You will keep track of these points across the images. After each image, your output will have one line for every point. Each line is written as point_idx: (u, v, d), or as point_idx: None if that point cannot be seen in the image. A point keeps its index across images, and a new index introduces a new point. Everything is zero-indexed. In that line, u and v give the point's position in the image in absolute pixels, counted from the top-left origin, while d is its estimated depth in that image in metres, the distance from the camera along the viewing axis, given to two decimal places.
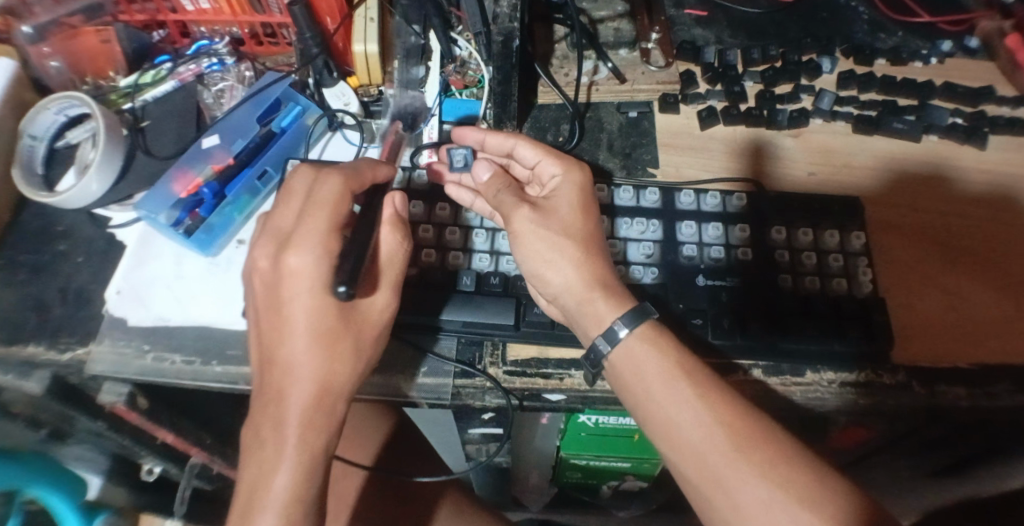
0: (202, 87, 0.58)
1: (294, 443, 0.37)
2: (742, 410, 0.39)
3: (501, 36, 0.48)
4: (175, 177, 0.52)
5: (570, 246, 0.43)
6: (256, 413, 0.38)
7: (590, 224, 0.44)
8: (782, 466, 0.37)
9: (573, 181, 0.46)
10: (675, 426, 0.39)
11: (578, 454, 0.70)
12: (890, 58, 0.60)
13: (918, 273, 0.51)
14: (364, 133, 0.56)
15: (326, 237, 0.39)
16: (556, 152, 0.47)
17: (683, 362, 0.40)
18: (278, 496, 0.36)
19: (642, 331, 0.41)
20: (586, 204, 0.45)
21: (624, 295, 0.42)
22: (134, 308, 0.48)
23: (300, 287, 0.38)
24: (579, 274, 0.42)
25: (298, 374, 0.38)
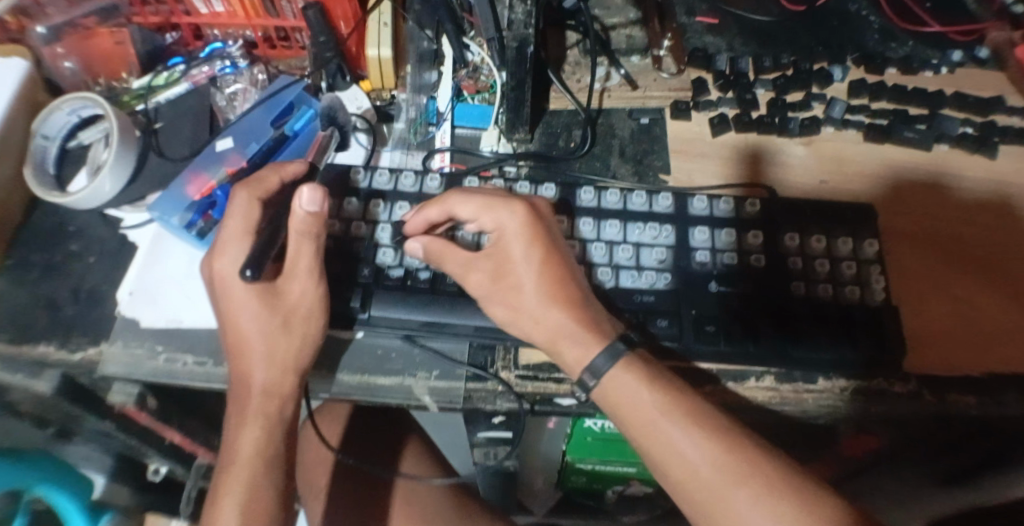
0: (215, 89, 0.58)
1: (256, 408, 0.43)
2: (738, 438, 0.38)
3: (515, 42, 0.48)
4: (188, 180, 0.52)
5: (538, 308, 0.42)
6: (236, 387, 0.44)
7: (553, 270, 0.42)
8: (783, 493, 0.36)
9: (516, 230, 0.43)
10: (675, 457, 0.38)
11: (585, 458, 0.70)
12: (901, 66, 0.61)
13: (929, 281, 0.51)
14: (375, 137, 0.56)
15: (237, 237, 0.44)
16: (483, 201, 0.44)
17: (672, 393, 0.39)
18: (245, 454, 0.43)
19: (628, 363, 0.40)
20: (545, 247, 0.43)
21: (608, 329, 0.42)
22: (145, 309, 0.48)
23: (229, 285, 0.43)
24: (556, 326, 0.42)
25: (259, 351, 0.43)
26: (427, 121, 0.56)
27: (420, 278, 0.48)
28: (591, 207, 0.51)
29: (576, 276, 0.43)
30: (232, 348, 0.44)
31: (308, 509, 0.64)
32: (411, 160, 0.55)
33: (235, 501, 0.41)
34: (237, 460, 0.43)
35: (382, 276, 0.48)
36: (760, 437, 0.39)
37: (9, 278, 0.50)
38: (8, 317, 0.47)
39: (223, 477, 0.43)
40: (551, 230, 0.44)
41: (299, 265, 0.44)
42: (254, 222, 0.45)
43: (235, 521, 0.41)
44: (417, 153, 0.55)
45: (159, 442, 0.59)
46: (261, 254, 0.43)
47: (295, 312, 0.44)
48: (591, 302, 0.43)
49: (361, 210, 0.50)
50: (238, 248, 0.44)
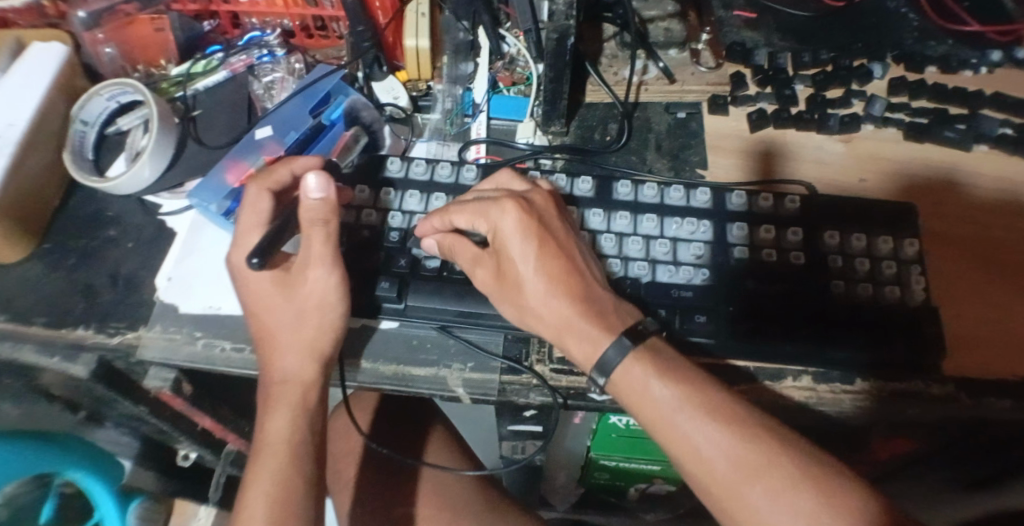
0: (253, 78, 0.58)
1: (283, 396, 0.44)
2: (757, 433, 0.36)
3: (555, 34, 0.48)
4: (228, 168, 0.52)
5: (541, 304, 0.41)
6: (264, 373, 0.45)
7: (553, 265, 0.41)
8: (804, 488, 0.34)
9: (508, 226, 0.42)
10: (691, 451, 0.36)
11: (608, 455, 0.70)
12: (941, 66, 0.60)
13: (966, 283, 0.50)
14: (412, 127, 0.57)
15: (247, 230, 0.45)
16: (475, 205, 0.43)
17: (688, 385, 0.37)
18: (276, 438, 0.44)
19: (641, 354, 0.39)
20: (540, 240, 0.41)
21: (614, 317, 0.40)
22: (183, 295, 0.49)
23: (253, 276, 0.45)
24: (561, 321, 0.40)
25: (286, 339, 0.44)
26: (463, 112, 0.57)
27: (457, 269, 0.48)
28: (627, 200, 0.50)
29: (579, 268, 0.42)
30: (260, 339, 0.45)
31: (334, 497, 0.64)
32: (448, 151, 0.55)
33: (264, 484, 0.42)
34: (266, 446, 0.43)
35: (418, 267, 0.48)
36: (784, 433, 0.37)
37: (48, 262, 0.50)
38: (47, 301, 0.48)
39: (253, 463, 0.43)
40: (547, 223, 0.43)
41: (310, 254, 0.44)
42: (264, 214, 0.45)
43: (262, 508, 0.41)
44: (452, 144, 0.56)
45: (192, 428, 0.59)
46: (269, 243, 0.44)
47: (311, 301, 0.44)
48: (596, 292, 0.41)
49: (398, 201, 0.50)
50: (252, 241, 0.45)
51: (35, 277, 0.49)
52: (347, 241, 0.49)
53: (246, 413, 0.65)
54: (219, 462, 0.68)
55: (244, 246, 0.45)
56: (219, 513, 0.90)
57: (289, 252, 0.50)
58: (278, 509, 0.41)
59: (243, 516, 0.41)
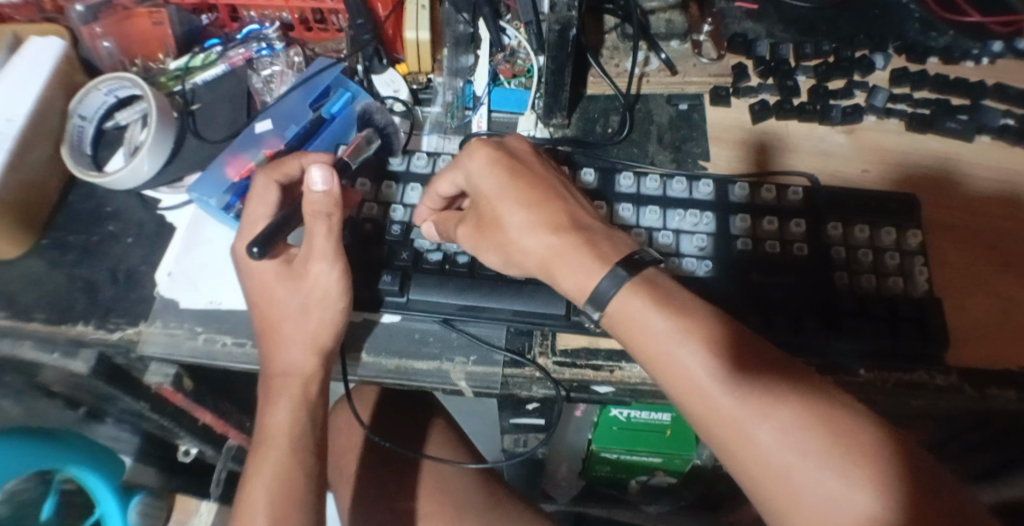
0: (252, 71, 0.58)
1: (287, 390, 0.44)
2: (765, 368, 0.36)
3: (558, 25, 0.47)
4: (228, 161, 0.52)
5: (525, 238, 0.40)
6: (266, 366, 0.45)
7: (532, 197, 0.41)
8: (813, 416, 0.34)
9: (482, 166, 0.42)
10: (694, 383, 0.36)
11: (610, 448, 0.70)
12: (942, 57, 0.60)
13: (971, 274, 0.50)
14: (412, 121, 0.56)
15: (253, 220, 0.45)
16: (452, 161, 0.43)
17: (693, 320, 0.37)
18: (280, 431, 0.44)
19: (644, 287, 0.38)
20: (512, 175, 0.41)
21: (606, 245, 0.39)
22: (184, 290, 0.48)
23: (257, 267, 0.45)
24: (547, 251, 0.40)
25: (291, 332, 0.44)
26: (464, 105, 0.56)
27: (459, 262, 0.47)
28: (631, 193, 0.50)
29: (560, 199, 0.42)
30: (264, 331, 0.45)
31: (337, 492, 0.64)
32: (449, 144, 0.55)
33: (270, 475, 0.42)
34: (269, 438, 0.43)
35: (420, 260, 0.48)
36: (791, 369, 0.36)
37: (48, 259, 0.50)
38: (47, 297, 0.48)
39: (256, 456, 0.43)
40: (522, 162, 0.43)
41: (313, 247, 0.44)
42: (271, 206, 0.45)
43: (264, 499, 0.41)
44: (454, 137, 0.55)
45: (192, 423, 0.59)
46: (271, 233, 0.44)
47: (313, 295, 0.44)
48: (580, 221, 0.41)
49: (400, 194, 0.50)
50: (257, 230, 0.45)
51: (34, 273, 0.49)
52: (348, 234, 0.48)
53: (247, 408, 0.64)
54: (220, 457, 0.68)
55: (247, 237, 0.45)
56: (220, 509, 0.90)
57: (293, 244, 0.50)
58: (279, 502, 0.41)
59: (245, 510, 0.41)
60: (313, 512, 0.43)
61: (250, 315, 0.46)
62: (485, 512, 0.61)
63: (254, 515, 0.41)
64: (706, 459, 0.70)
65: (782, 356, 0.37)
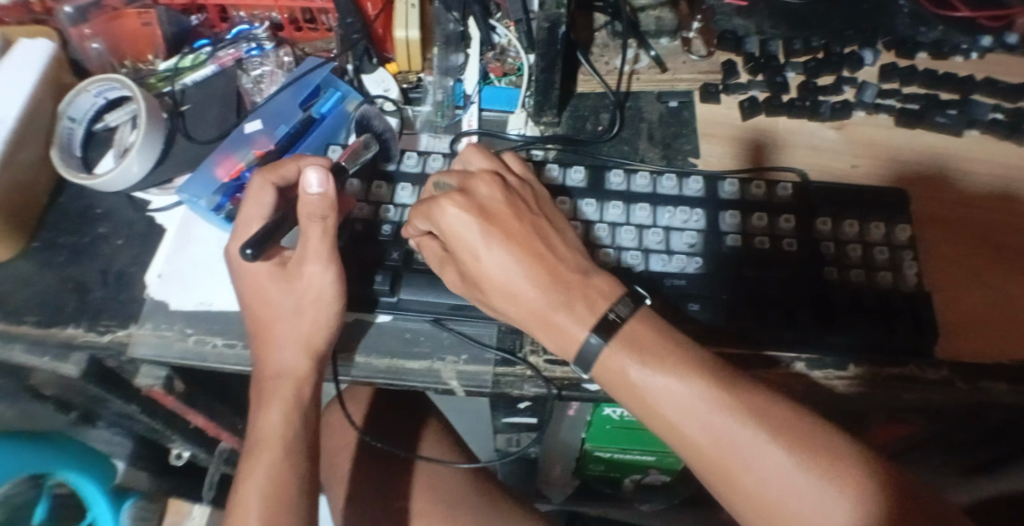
0: (242, 72, 0.58)
1: (280, 391, 0.44)
2: (751, 409, 0.35)
3: (547, 22, 0.47)
4: (218, 162, 0.52)
5: (507, 300, 0.40)
6: (259, 367, 0.44)
7: (511, 257, 0.39)
8: (802, 451, 0.34)
9: (454, 223, 0.40)
10: (682, 427, 0.35)
11: (605, 447, 0.70)
12: (932, 52, 0.60)
13: (962, 268, 0.50)
14: (403, 120, 0.56)
15: (246, 221, 0.45)
16: (422, 207, 0.41)
17: (674, 364, 0.36)
18: (272, 432, 0.44)
19: (622, 333, 0.37)
20: (486, 233, 0.39)
21: (586, 301, 0.38)
22: (175, 291, 0.48)
23: (249, 268, 0.45)
24: (531, 310, 0.39)
25: (283, 333, 0.44)
26: (454, 104, 0.56)
27: None
28: (621, 190, 0.50)
29: (538, 251, 0.39)
30: (257, 332, 0.45)
31: (332, 493, 0.64)
32: (439, 143, 0.54)
33: (262, 477, 0.42)
34: (263, 440, 0.43)
35: (411, 259, 0.47)
36: (778, 406, 0.36)
37: (37, 261, 0.50)
38: (36, 300, 0.47)
39: (249, 459, 0.43)
40: (493, 213, 0.40)
41: (307, 248, 0.43)
42: (265, 208, 0.45)
43: (257, 501, 0.41)
44: (444, 137, 0.55)
45: (184, 425, 0.59)
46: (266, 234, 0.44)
47: (305, 297, 0.44)
48: (560, 274, 0.39)
49: (390, 194, 0.50)
50: (250, 231, 0.45)
51: (25, 275, 0.49)
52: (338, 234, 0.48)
53: (239, 410, 0.64)
54: (213, 460, 0.68)
55: (241, 238, 0.45)
56: (214, 512, 0.89)
57: (288, 247, 0.50)
58: (274, 504, 0.41)
59: (238, 512, 0.41)
60: (307, 514, 0.43)
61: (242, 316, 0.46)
62: (479, 512, 0.61)
63: (247, 517, 0.41)
64: None
65: (770, 391, 0.36)
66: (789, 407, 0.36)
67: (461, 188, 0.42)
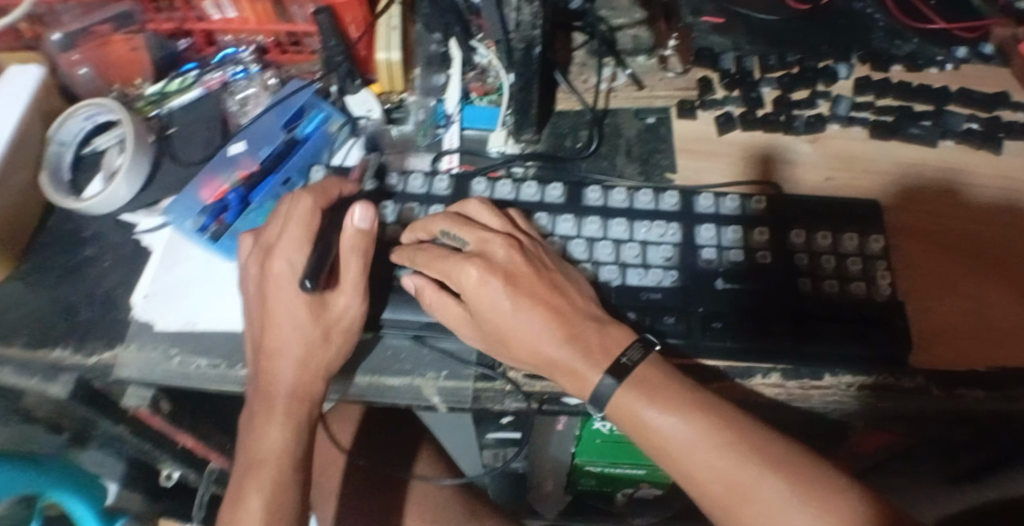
0: (227, 95, 0.59)
1: (285, 410, 0.45)
2: (755, 450, 0.36)
3: (522, 43, 0.49)
4: (203, 184, 0.52)
5: (527, 351, 0.41)
6: (262, 387, 0.45)
7: (534, 312, 0.40)
8: (802, 486, 0.35)
9: (478, 282, 0.41)
10: (689, 464, 0.37)
11: (594, 460, 0.70)
12: (907, 64, 0.61)
13: (937, 278, 0.51)
14: (387, 141, 0.56)
15: (295, 244, 0.45)
16: (440, 263, 0.43)
17: (682, 406, 0.38)
18: (272, 451, 0.45)
19: (634, 376, 0.39)
20: (509, 290, 0.41)
21: (601, 350, 0.40)
22: (160, 312, 0.49)
23: (284, 287, 0.45)
24: (552, 361, 0.40)
25: (284, 359, 0.44)
26: (436, 123, 0.57)
27: None
28: (597, 205, 0.51)
29: (557, 307, 0.41)
30: (265, 352, 0.45)
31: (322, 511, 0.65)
32: (421, 162, 0.55)
33: (261, 494, 0.43)
34: (261, 459, 0.44)
35: (391, 276, 0.48)
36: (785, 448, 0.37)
37: (27, 283, 0.51)
38: (26, 321, 0.48)
39: (248, 477, 0.44)
40: (512, 271, 0.42)
41: (345, 280, 0.45)
42: (309, 232, 0.46)
43: (259, 515, 0.43)
44: (424, 155, 0.55)
45: (171, 446, 0.59)
46: (319, 265, 0.44)
47: (335, 325, 0.45)
48: (577, 325, 0.40)
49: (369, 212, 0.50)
50: (296, 256, 0.45)
51: (13, 298, 0.50)
52: None
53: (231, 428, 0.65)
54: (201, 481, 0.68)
55: (278, 258, 0.45)
56: None
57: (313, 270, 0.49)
58: (272, 518, 0.43)
59: None
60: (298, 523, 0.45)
61: (250, 332, 0.46)
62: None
63: None
64: None
65: (771, 430, 0.38)
66: (795, 450, 0.37)
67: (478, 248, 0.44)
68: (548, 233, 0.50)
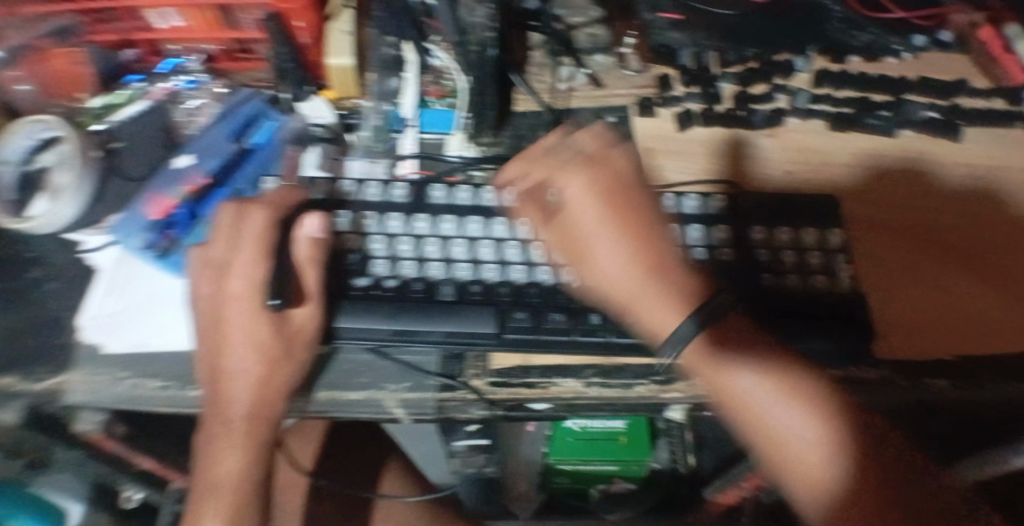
0: (174, 105, 0.57)
1: (243, 428, 0.45)
2: (810, 404, 0.40)
3: (478, 46, 0.48)
4: (148, 200, 0.50)
5: (613, 270, 0.45)
6: (217, 407, 0.44)
7: (631, 231, 0.46)
8: (848, 433, 0.39)
9: (576, 198, 0.47)
10: (756, 410, 0.40)
11: (566, 459, 0.73)
12: (863, 55, 0.62)
13: (899, 268, 0.51)
14: (341, 146, 0.55)
15: (248, 264, 0.45)
16: (544, 166, 0.48)
17: (765, 354, 0.41)
18: (229, 470, 0.45)
19: (721, 321, 0.42)
20: (622, 217, 0.46)
21: (692, 285, 0.44)
22: (109, 334, 0.47)
23: (236, 306, 0.45)
24: (627, 282, 0.45)
25: (238, 377, 0.44)
26: (391, 128, 0.55)
27: (414, 287, 0.47)
28: None
29: (637, 229, 0.46)
30: (218, 371, 0.44)
31: None
32: (377, 167, 0.54)
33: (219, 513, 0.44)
34: (218, 478, 0.45)
35: (346, 286, 0.47)
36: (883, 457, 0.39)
37: None
38: None
39: (204, 497, 0.44)
40: (622, 185, 0.47)
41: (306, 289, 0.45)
42: (257, 251, 0.45)
43: None
44: (382, 161, 0.55)
45: (134, 464, 0.58)
46: (280, 280, 0.45)
47: (296, 336, 0.44)
48: (663, 267, 0.45)
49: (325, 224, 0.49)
50: (253, 272, 0.45)
51: None
52: None
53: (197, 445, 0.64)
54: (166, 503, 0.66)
55: (229, 276, 0.45)
56: None
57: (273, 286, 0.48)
58: None
59: None
60: None
61: (200, 355, 0.45)
62: None
63: None
64: (663, 462, 0.79)
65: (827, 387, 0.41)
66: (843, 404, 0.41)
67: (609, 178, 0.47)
68: (507, 238, 0.49)
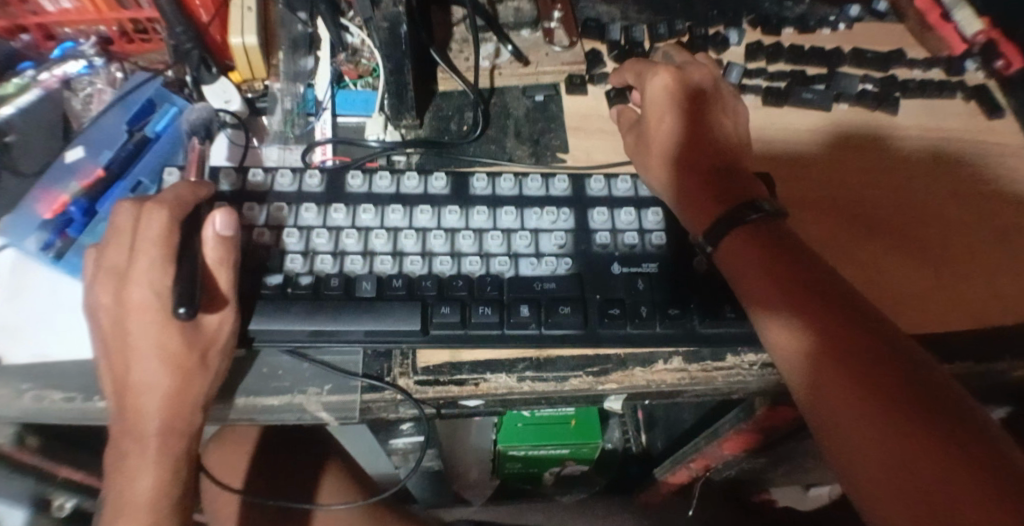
0: (70, 93, 0.53)
1: (157, 449, 0.39)
2: (842, 314, 0.37)
3: (387, 21, 0.45)
4: (38, 198, 0.46)
5: (673, 161, 0.48)
6: (125, 429, 0.39)
7: (689, 126, 0.49)
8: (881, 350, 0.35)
9: (658, 91, 0.50)
10: (783, 312, 0.38)
11: (517, 446, 0.71)
12: (798, 27, 0.60)
13: (834, 247, 0.49)
14: (250, 131, 0.53)
15: (151, 268, 0.40)
16: (639, 66, 0.52)
17: (798, 259, 0.40)
18: (139, 500, 0.38)
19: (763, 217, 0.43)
20: (685, 113, 0.49)
21: (737, 174, 0.46)
22: (7, 344, 0.44)
23: (144, 317, 0.39)
24: (688, 171, 0.47)
25: (147, 393, 0.39)
26: (306, 111, 0.53)
27: (332, 284, 0.44)
28: (485, 194, 0.48)
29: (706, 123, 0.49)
30: (123, 388, 0.39)
31: None
32: (291, 154, 0.51)
33: None
34: (125, 507, 0.38)
35: (259, 286, 0.44)
36: (931, 390, 0.33)
37: None
38: None
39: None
40: (692, 86, 0.50)
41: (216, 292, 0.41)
42: (164, 248, 0.40)
43: None
44: (295, 147, 0.51)
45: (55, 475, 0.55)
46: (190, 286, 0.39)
47: (209, 347, 0.40)
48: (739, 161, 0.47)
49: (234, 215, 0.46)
50: (156, 277, 0.39)
51: None
52: None
53: None
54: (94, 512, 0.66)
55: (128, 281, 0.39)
56: None
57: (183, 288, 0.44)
58: None
59: None
60: None
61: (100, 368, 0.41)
62: None
63: None
64: (616, 441, 0.86)
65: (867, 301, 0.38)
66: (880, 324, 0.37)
67: (685, 88, 0.50)
68: (431, 227, 0.47)
